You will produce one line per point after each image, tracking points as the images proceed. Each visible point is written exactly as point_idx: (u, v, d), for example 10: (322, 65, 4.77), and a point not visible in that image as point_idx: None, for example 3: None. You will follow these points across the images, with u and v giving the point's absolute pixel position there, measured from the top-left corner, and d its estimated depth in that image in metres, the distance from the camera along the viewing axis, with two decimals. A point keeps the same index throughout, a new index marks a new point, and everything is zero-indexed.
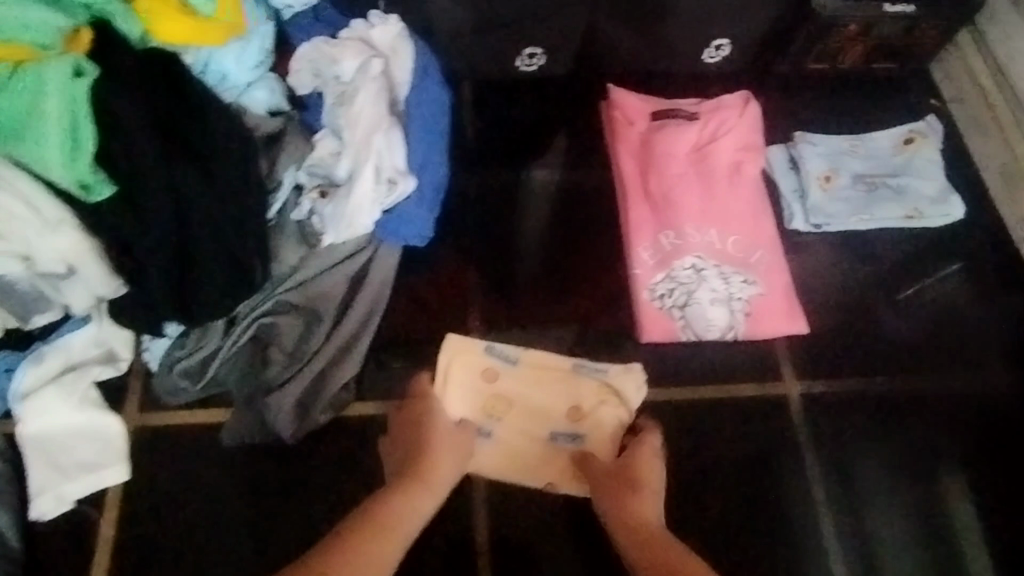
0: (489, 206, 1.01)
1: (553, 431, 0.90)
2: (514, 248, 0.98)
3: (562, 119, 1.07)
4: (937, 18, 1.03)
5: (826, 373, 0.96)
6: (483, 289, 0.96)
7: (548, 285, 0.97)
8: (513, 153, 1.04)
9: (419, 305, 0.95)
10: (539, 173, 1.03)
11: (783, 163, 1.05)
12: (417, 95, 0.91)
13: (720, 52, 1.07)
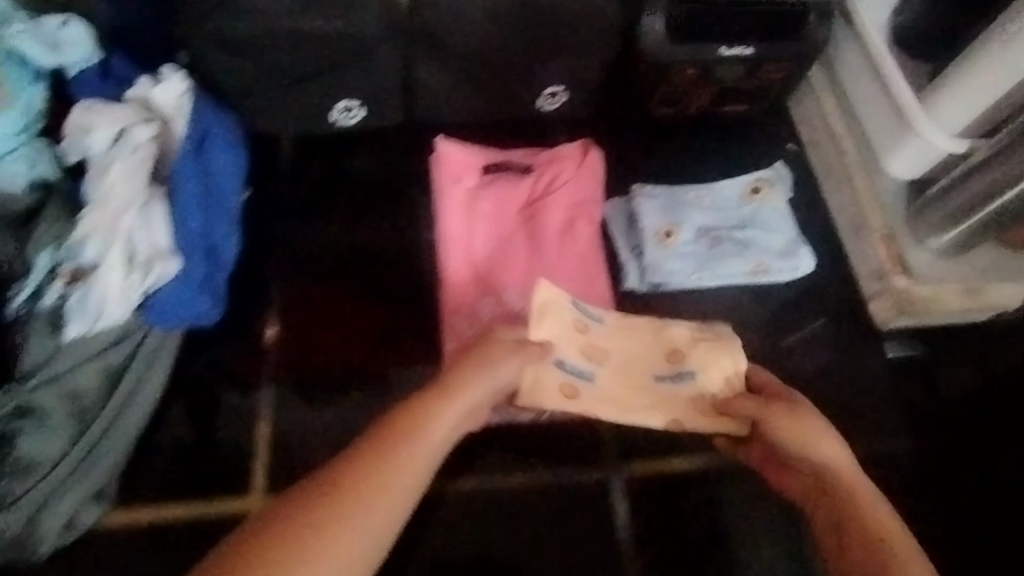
0: (303, 273, 0.94)
1: (653, 375, 0.82)
2: (326, 321, 0.92)
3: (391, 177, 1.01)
4: (776, 58, 0.97)
5: (651, 452, 0.89)
6: (285, 368, 0.89)
7: (357, 362, 0.90)
8: (335, 216, 0.97)
9: (210, 389, 0.87)
10: (362, 233, 0.97)
11: (622, 220, 0.99)
12: (201, 163, 0.86)
13: (555, 100, 1.00)
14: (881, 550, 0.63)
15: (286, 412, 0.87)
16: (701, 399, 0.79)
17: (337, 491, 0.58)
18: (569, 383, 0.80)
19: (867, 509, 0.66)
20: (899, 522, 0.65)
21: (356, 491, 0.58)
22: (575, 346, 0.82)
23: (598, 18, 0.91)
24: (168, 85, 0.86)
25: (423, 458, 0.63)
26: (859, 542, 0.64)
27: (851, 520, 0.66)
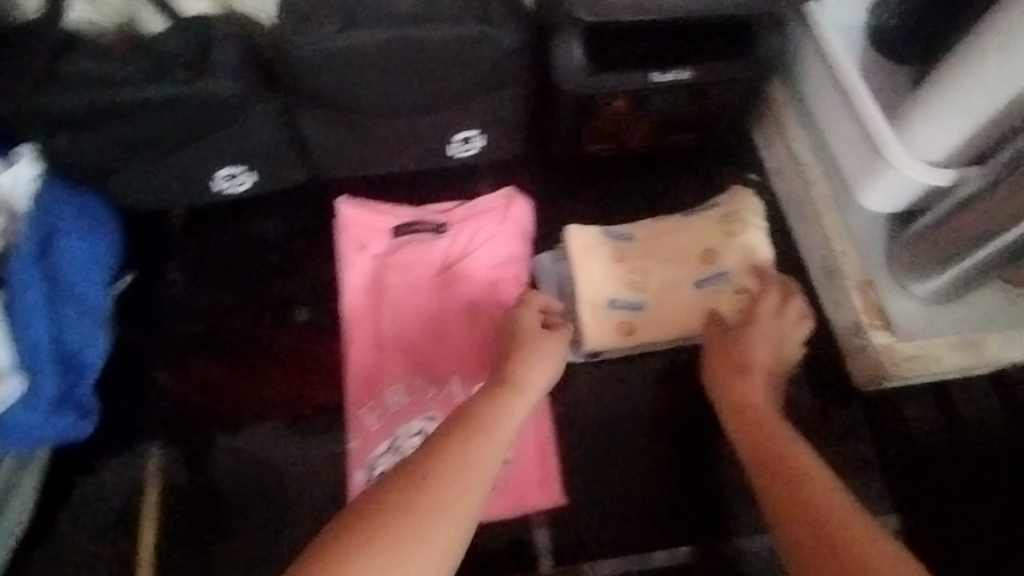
0: (209, 366, 0.86)
1: (696, 284, 0.82)
2: (234, 414, 0.85)
3: (305, 251, 0.92)
4: (718, 85, 0.83)
5: (592, 550, 0.78)
6: (196, 468, 0.83)
7: (271, 457, 0.83)
8: (239, 297, 0.89)
9: (118, 494, 0.82)
10: (265, 314, 0.89)
11: (553, 278, 0.86)
12: (58, 255, 0.77)
13: (470, 146, 0.89)
14: (881, 560, 0.54)
15: (197, 514, 0.82)
16: (740, 293, 0.81)
17: (411, 486, 0.58)
18: (624, 319, 0.81)
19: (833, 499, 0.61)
20: (849, 509, 0.59)
21: (456, 475, 0.60)
22: (618, 278, 0.82)
23: (497, 61, 0.78)
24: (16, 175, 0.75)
25: (471, 498, 0.59)
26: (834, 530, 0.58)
27: (826, 515, 0.59)
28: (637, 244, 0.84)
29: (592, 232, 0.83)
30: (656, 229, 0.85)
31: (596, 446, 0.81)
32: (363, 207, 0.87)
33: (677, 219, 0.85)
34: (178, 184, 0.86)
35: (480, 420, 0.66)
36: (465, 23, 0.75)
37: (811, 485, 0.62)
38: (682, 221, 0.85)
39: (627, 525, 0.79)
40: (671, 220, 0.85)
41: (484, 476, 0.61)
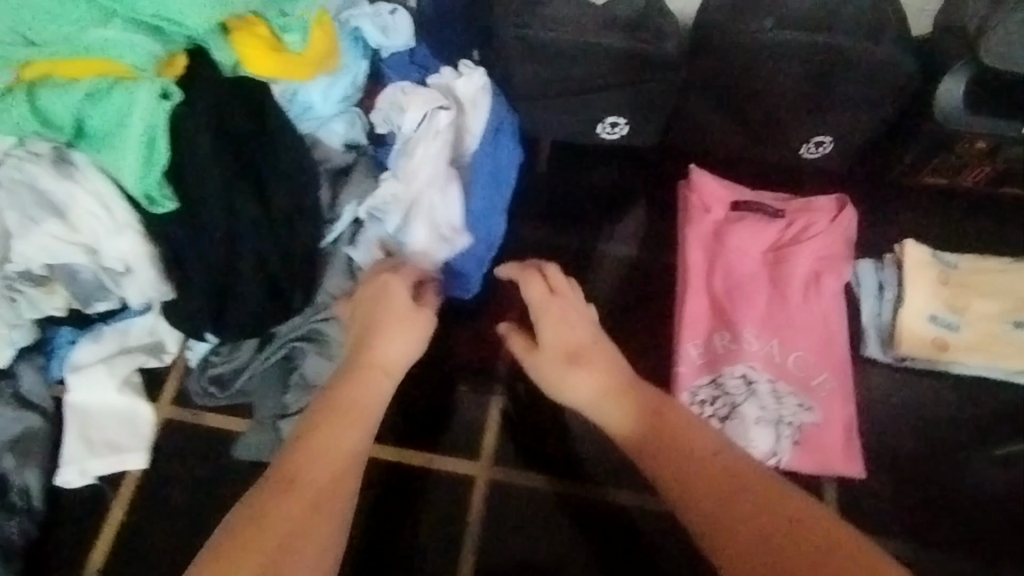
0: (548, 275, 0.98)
1: (1015, 322, 0.90)
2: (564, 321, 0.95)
3: (641, 202, 1.03)
4: None
5: (878, 525, 0.86)
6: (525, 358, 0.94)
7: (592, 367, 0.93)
8: (580, 226, 1.02)
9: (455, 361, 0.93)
10: (601, 246, 1.01)
11: (872, 285, 0.94)
12: (487, 147, 0.94)
13: (820, 149, 0.97)
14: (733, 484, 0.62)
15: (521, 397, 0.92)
16: None
17: (287, 492, 0.62)
18: (940, 335, 0.90)
19: (739, 455, 0.64)
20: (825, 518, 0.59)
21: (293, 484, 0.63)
22: (943, 298, 0.91)
23: (898, 81, 0.89)
24: (470, 79, 0.92)
25: (342, 507, 0.63)
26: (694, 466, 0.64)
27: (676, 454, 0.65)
28: (963, 272, 0.92)
29: (924, 250, 0.93)
30: (982, 265, 0.93)
31: (889, 439, 0.90)
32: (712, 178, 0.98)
33: (1005, 261, 0.92)
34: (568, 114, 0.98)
35: (346, 399, 0.69)
36: (883, 48, 0.87)
37: (670, 404, 0.70)
38: (1010, 266, 0.92)
39: (910, 512, 0.87)
40: (1000, 260, 0.93)
41: (355, 452, 0.66)
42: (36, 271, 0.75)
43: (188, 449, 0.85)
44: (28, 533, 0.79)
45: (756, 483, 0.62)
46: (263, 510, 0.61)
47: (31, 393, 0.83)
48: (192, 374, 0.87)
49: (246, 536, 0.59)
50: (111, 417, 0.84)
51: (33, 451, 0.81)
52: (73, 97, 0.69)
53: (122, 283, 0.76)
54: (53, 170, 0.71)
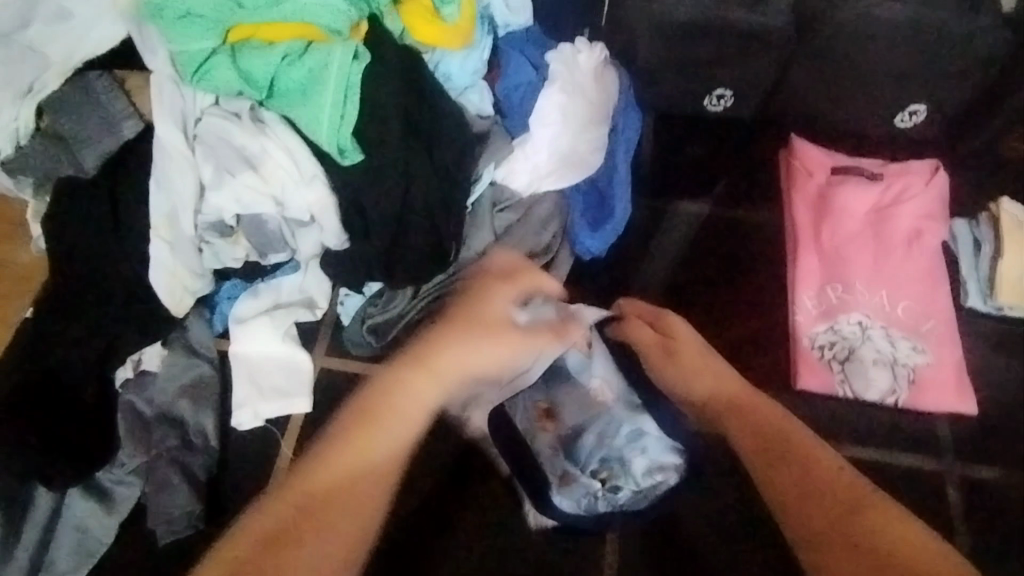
0: (661, 236, 1.04)
1: None
2: (680, 276, 1.02)
3: (742, 171, 1.08)
4: None
5: (988, 459, 0.92)
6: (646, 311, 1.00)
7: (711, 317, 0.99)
8: (683, 190, 1.07)
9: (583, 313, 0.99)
10: (698, 211, 1.06)
11: (967, 242, 1.01)
12: (618, 119, 0.99)
13: (914, 118, 1.04)
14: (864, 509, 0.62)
15: None
16: None
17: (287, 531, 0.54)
18: None
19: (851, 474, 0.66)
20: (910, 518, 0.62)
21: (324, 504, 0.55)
22: None
23: (996, 49, 0.95)
24: (591, 52, 0.96)
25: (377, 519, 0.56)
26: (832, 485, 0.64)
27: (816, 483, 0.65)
28: None
29: (1018, 208, 0.99)
30: None
31: (992, 382, 0.96)
32: (798, 148, 1.06)
33: None
34: (677, 87, 1.04)
35: (375, 400, 0.58)
36: (984, 17, 0.93)
37: (791, 425, 0.71)
38: None
39: (1016, 448, 0.93)
40: None
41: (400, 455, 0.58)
42: (226, 221, 0.81)
43: (346, 394, 0.92)
44: (209, 468, 0.86)
45: (894, 531, 0.60)
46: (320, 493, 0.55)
47: (198, 343, 0.89)
48: (347, 326, 0.93)
49: (322, 508, 0.55)
50: (275, 366, 0.89)
51: (207, 393, 0.88)
52: (273, 57, 0.76)
53: (303, 233, 0.82)
54: (249, 126, 0.78)
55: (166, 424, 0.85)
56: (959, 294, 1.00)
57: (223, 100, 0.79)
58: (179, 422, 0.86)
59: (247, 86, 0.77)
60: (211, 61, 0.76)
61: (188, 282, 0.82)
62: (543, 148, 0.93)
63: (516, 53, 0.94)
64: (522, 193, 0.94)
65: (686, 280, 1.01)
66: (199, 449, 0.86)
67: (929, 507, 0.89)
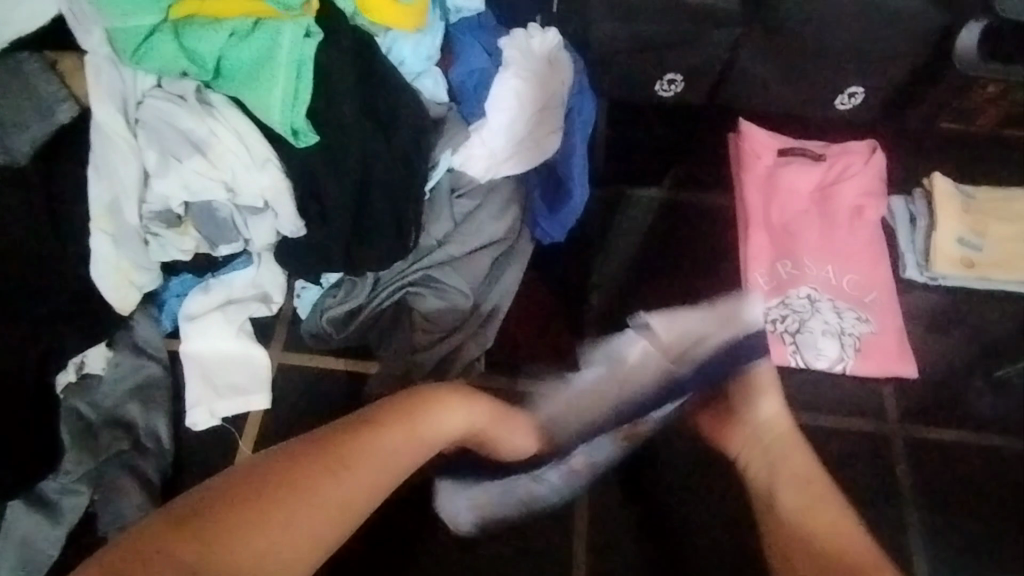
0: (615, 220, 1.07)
1: None
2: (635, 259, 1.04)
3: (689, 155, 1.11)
4: None
5: (928, 421, 0.97)
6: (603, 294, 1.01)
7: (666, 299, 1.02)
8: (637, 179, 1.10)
9: (543, 298, 1.00)
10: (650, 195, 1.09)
11: (904, 218, 1.07)
12: (576, 102, 0.99)
13: (853, 100, 1.08)
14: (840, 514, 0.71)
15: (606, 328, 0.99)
16: None
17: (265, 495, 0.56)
18: (967, 256, 1.01)
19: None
20: None
21: (303, 499, 0.56)
22: (967, 223, 1.02)
23: (926, 32, 0.99)
24: (544, 37, 0.94)
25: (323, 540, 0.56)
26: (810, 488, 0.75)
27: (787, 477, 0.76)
28: (979, 202, 1.05)
29: (950, 183, 1.04)
30: (992, 196, 1.06)
31: (930, 349, 1.01)
32: (739, 132, 1.09)
33: (1012, 193, 1.05)
34: (627, 73, 1.05)
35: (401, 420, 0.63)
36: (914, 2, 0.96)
37: (853, 538, 0.68)
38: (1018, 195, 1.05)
39: (952, 410, 0.97)
40: (1007, 192, 1.06)
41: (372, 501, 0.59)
42: (173, 211, 0.77)
43: (304, 388, 0.90)
44: (164, 473, 0.82)
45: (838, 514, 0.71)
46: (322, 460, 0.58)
47: (146, 343, 0.85)
48: (305, 319, 0.91)
49: (335, 468, 0.58)
50: (229, 362, 0.86)
51: (157, 393, 0.84)
52: (218, 35, 0.73)
53: (255, 222, 0.80)
54: (195, 109, 0.75)
55: (116, 429, 0.81)
56: (897, 266, 1.05)
57: (166, 82, 0.76)
58: (127, 424, 0.82)
59: (192, 65, 0.73)
60: (152, 39, 0.72)
61: (135, 276, 0.78)
62: (500, 132, 0.91)
63: (469, 38, 0.93)
64: (478, 179, 0.93)
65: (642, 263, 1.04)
66: (151, 452, 0.82)
67: (879, 470, 0.93)
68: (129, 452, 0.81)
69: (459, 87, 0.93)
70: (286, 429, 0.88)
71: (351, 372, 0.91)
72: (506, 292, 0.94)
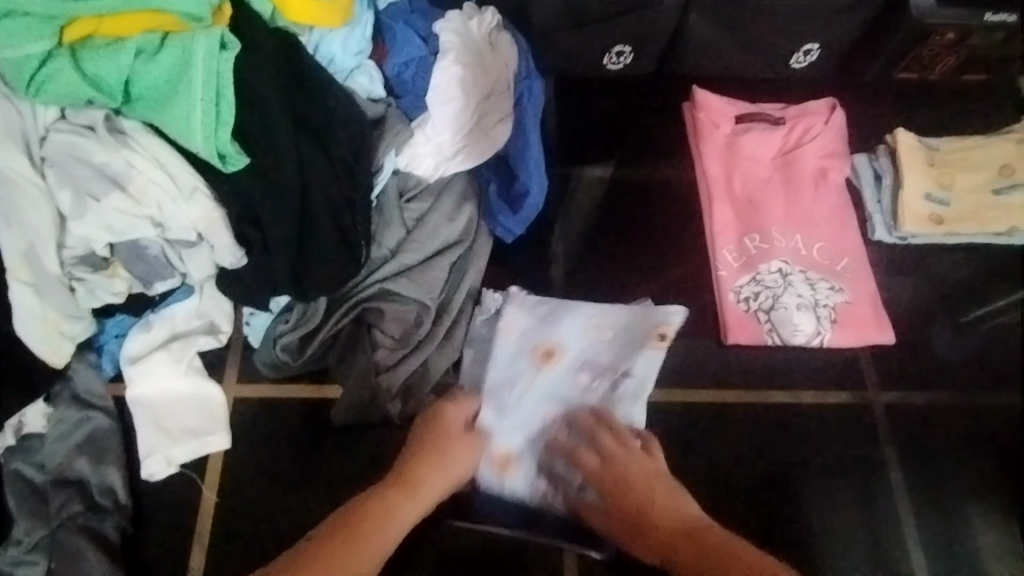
0: (564, 202, 1.01)
1: (993, 188, 1.01)
2: (594, 243, 0.99)
3: (642, 125, 1.06)
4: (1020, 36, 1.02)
5: (906, 382, 0.96)
6: (576, 280, 0.97)
7: (629, 278, 0.98)
8: (589, 156, 1.04)
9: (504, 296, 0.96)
10: (600, 174, 1.03)
11: (870, 176, 1.03)
12: (526, 87, 0.91)
13: (808, 57, 1.04)
14: None
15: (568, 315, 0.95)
16: None
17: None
18: (935, 211, 0.99)
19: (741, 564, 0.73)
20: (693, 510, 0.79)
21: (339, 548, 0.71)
22: (932, 178, 1.00)
23: None
24: (482, 18, 0.88)
25: None
26: (639, 477, 0.80)
27: (632, 478, 0.80)
28: (942, 153, 1.02)
29: (912, 137, 1.02)
30: (960, 145, 1.03)
31: (903, 308, 0.99)
32: (691, 101, 1.04)
33: (974, 140, 1.03)
34: (571, 49, 1.00)
35: (372, 508, 0.75)
36: None
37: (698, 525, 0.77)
38: (979, 142, 1.03)
39: (928, 370, 0.96)
40: (969, 139, 1.04)
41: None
42: (97, 253, 0.71)
43: (267, 422, 0.84)
44: (124, 529, 0.76)
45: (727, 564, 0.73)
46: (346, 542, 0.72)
47: (87, 392, 0.79)
48: (257, 347, 0.85)
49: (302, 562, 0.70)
50: (181, 403, 0.80)
51: (110, 447, 0.78)
52: (123, 57, 0.66)
53: (191, 254, 0.73)
54: (106, 140, 0.68)
55: (67, 489, 0.75)
56: (866, 228, 1.02)
57: (71, 112, 0.69)
58: (79, 482, 0.76)
59: (97, 93, 0.66)
60: (47, 68, 0.65)
61: (64, 325, 0.71)
62: (445, 125, 0.85)
63: (402, 25, 0.87)
64: (427, 178, 0.87)
65: (601, 239, 0.99)
66: (110, 509, 0.76)
67: (861, 443, 0.92)
68: (84, 513, 0.74)
69: (393, 82, 0.87)
70: (252, 467, 0.82)
71: (319, 399, 0.85)
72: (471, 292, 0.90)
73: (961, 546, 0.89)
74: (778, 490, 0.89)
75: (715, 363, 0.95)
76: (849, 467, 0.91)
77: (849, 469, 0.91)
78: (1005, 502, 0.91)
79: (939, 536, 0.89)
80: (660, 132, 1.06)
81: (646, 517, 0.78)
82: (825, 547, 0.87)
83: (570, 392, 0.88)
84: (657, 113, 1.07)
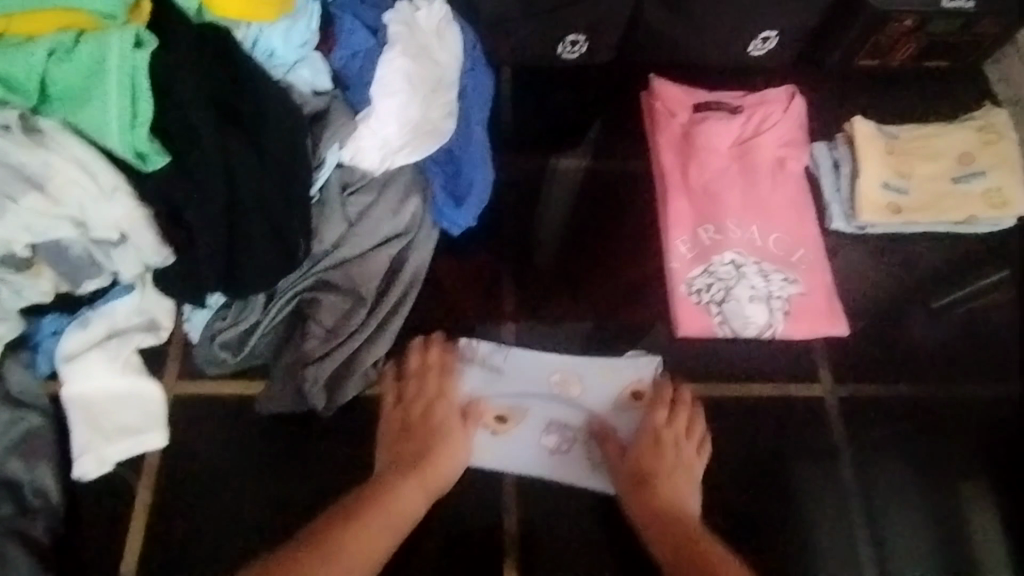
0: (516, 195, 0.99)
1: (953, 177, 0.99)
2: (544, 233, 0.98)
3: (598, 115, 1.04)
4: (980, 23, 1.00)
5: (860, 374, 0.94)
6: (525, 272, 0.95)
7: (580, 268, 0.96)
8: (545, 149, 1.02)
9: (448, 290, 0.93)
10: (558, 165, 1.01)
11: (828, 164, 1.02)
12: (472, 81, 0.91)
13: (767, 45, 1.02)
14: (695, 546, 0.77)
15: (514, 312, 0.93)
16: (991, 192, 0.98)
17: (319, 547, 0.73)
18: (893, 201, 0.98)
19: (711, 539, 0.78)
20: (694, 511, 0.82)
21: (372, 505, 0.77)
22: (889, 167, 0.99)
23: None
24: (430, 9, 0.86)
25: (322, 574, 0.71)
26: (666, 459, 0.84)
27: (651, 459, 0.84)
28: (901, 141, 1.01)
29: (870, 125, 1.00)
30: (920, 133, 1.01)
31: (855, 299, 0.98)
32: (649, 91, 1.02)
33: (933, 128, 1.02)
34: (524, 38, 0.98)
35: (377, 490, 0.78)
36: None
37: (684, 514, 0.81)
38: (939, 129, 1.01)
39: (882, 361, 0.95)
40: (929, 126, 1.02)
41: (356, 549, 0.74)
42: (17, 254, 0.70)
43: (205, 420, 0.84)
44: (56, 529, 0.77)
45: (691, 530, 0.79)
46: (391, 503, 0.78)
47: (22, 391, 0.79)
48: (196, 345, 0.84)
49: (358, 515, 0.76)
50: (118, 402, 0.80)
51: (42, 449, 0.78)
52: (35, 55, 0.65)
53: (117, 253, 0.73)
54: (22, 140, 0.66)
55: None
56: (823, 217, 1.01)
57: None
58: (11, 483, 0.76)
59: (9, 94, 0.66)
60: None
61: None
62: (389, 119, 0.83)
63: (349, 17, 0.85)
64: (374, 172, 0.84)
65: (553, 232, 0.98)
66: (40, 509, 0.76)
67: (813, 436, 0.91)
68: (16, 513, 0.75)
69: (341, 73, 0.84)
70: (188, 466, 0.82)
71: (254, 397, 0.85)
72: (415, 277, 0.88)
73: (911, 534, 0.88)
74: (736, 492, 0.88)
75: (669, 358, 0.93)
76: (798, 456, 0.90)
77: (798, 459, 0.90)
78: (958, 491, 0.90)
79: (897, 534, 0.88)
80: (617, 123, 1.04)
81: (650, 471, 0.83)
82: (770, 533, 0.86)
83: (538, 453, 0.86)
84: (614, 103, 1.05)
